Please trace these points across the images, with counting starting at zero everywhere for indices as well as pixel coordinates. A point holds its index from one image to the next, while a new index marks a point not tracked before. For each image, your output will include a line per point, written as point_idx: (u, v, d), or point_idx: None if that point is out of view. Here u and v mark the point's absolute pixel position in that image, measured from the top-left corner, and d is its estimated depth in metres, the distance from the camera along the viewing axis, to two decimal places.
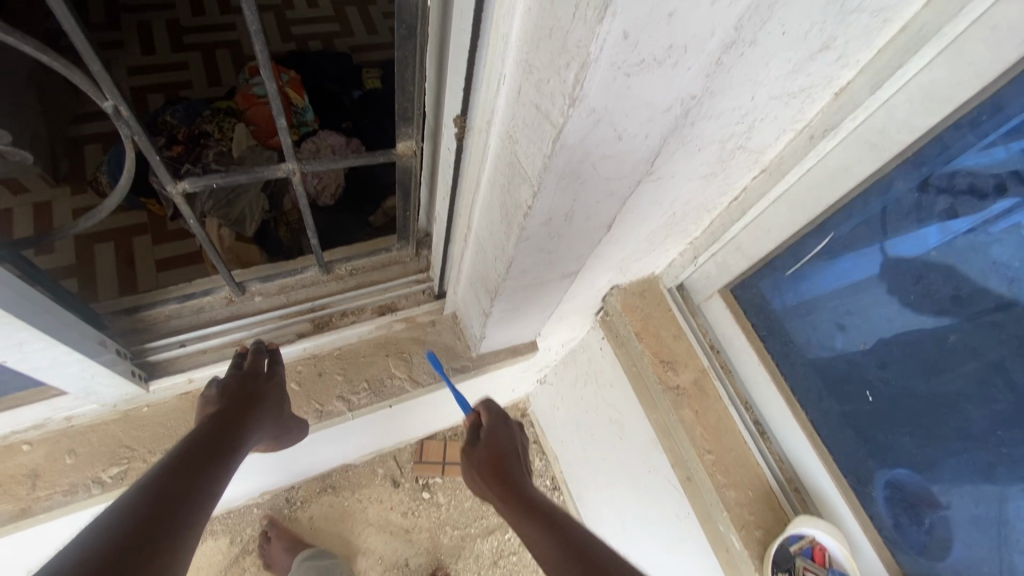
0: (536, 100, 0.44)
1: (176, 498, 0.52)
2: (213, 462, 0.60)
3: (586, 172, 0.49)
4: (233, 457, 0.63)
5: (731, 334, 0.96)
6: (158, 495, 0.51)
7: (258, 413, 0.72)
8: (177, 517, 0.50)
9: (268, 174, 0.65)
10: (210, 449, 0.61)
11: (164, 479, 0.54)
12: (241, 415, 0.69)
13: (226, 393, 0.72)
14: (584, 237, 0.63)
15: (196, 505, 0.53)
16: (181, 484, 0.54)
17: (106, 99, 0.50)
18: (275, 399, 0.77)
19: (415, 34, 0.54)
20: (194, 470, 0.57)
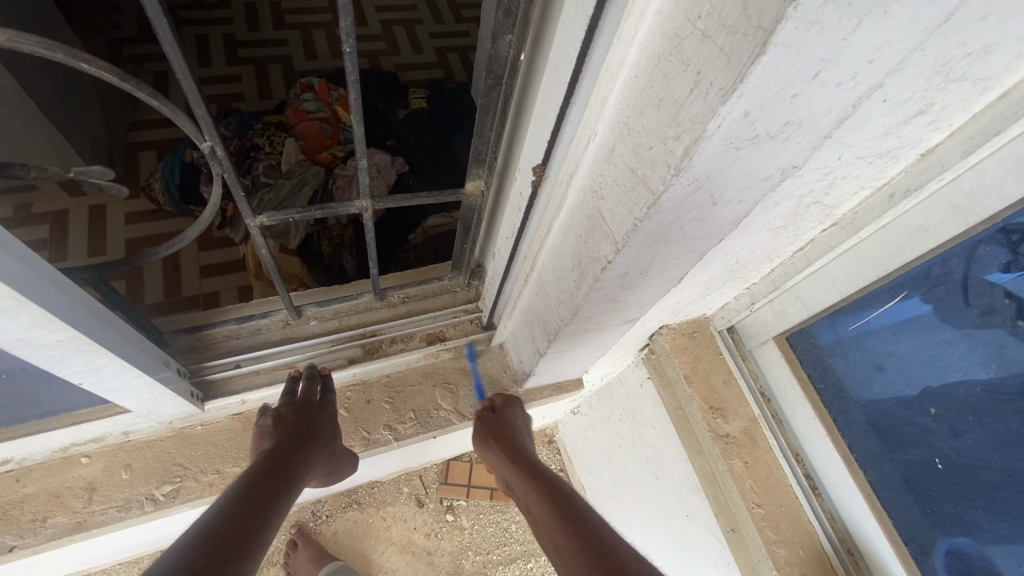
0: (632, 163, 0.44)
1: (239, 541, 0.53)
2: (270, 502, 0.60)
3: (673, 233, 0.48)
4: (288, 495, 0.64)
5: (786, 384, 0.94)
6: (221, 536, 0.52)
7: (313, 450, 0.73)
8: (239, 562, 0.51)
9: (342, 210, 0.66)
10: (267, 488, 0.62)
11: (226, 519, 0.55)
12: (296, 450, 0.70)
13: (283, 427, 0.74)
14: (654, 288, 0.62)
15: (251, 550, 0.53)
16: (242, 526, 0.55)
17: (205, 139, 0.52)
18: (328, 434, 0.78)
19: (501, 85, 0.55)
20: (252, 510, 0.58)
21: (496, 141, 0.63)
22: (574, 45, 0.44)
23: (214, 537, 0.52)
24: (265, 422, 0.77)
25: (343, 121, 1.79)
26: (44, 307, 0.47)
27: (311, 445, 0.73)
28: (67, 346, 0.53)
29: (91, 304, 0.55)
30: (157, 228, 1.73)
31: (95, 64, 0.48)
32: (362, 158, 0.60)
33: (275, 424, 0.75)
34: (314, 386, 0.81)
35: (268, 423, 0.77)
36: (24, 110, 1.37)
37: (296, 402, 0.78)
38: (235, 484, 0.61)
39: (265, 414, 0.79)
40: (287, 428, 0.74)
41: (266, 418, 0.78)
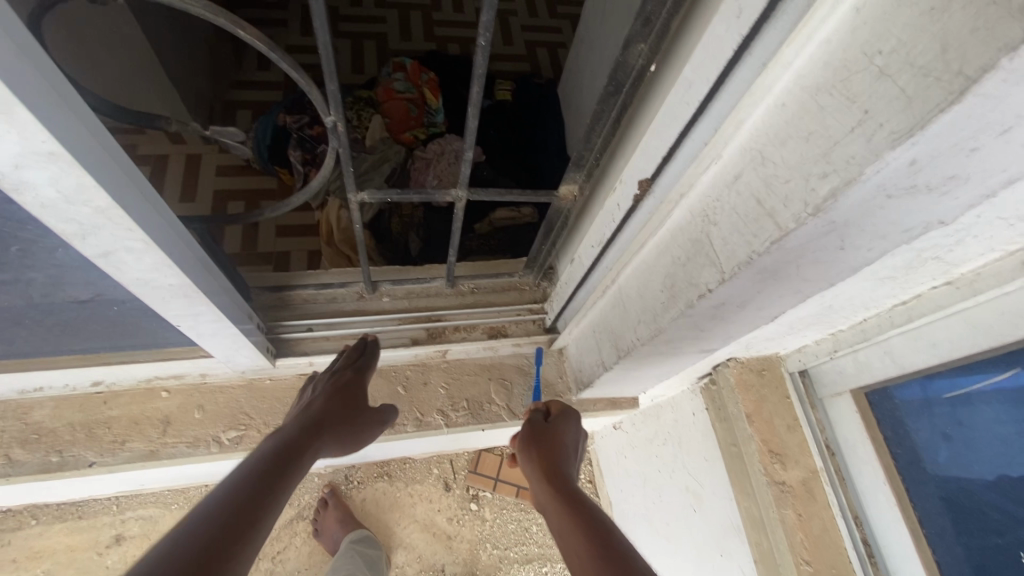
0: (759, 193, 0.42)
1: (247, 519, 0.48)
2: (296, 465, 0.58)
3: (786, 271, 0.46)
4: (311, 459, 0.61)
5: (856, 440, 0.89)
6: (234, 512, 0.48)
7: (351, 424, 0.71)
8: (246, 545, 0.46)
9: (437, 197, 0.66)
10: (298, 452, 0.60)
11: (241, 492, 0.50)
12: (332, 420, 0.68)
13: (329, 394, 0.72)
14: (743, 322, 0.59)
15: (264, 527, 0.49)
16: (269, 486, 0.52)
17: (329, 114, 0.52)
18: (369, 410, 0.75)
19: (621, 93, 0.54)
20: (279, 470, 0.55)
21: (601, 148, 0.62)
22: (716, 64, 0.42)
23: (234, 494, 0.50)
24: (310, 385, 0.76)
25: (429, 103, 1.82)
26: (167, 253, 0.50)
27: (351, 419, 0.71)
28: (176, 291, 0.56)
29: (199, 254, 0.58)
30: (246, 184, 1.83)
31: (250, 32, 0.53)
32: (469, 150, 0.60)
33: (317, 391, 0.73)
34: (367, 363, 0.78)
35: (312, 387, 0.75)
36: (148, 63, 1.48)
37: (347, 372, 0.76)
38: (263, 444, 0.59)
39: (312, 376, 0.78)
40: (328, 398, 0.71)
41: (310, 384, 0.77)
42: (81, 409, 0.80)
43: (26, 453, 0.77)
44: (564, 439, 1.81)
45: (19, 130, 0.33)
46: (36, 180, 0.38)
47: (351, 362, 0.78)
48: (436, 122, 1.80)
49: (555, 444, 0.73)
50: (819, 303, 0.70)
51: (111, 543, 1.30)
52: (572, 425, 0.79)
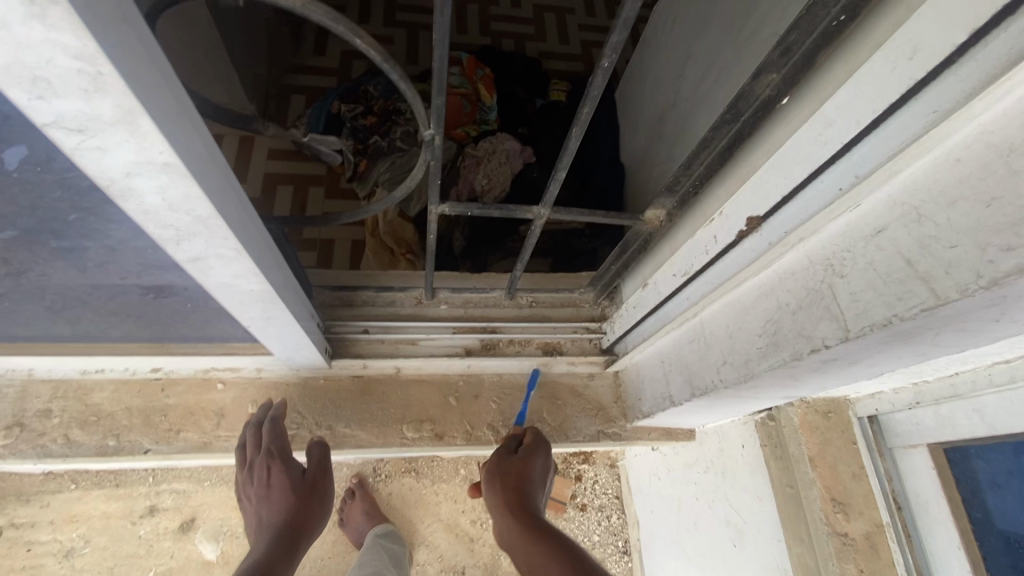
0: (909, 253, 0.37)
1: None
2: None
3: (922, 337, 0.41)
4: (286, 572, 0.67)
5: (929, 498, 0.83)
6: None
7: (310, 510, 0.76)
8: None
9: (519, 214, 0.64)
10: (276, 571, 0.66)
11: None
12: (292, 523, 0.74)
13: (278, 495, 0.74)
14: (844, 377, 0.54)
15: None
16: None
17: (428, 127, 0.50)
18: (318, 478, 0.77)
19: (738, 122, 0.50)
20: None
21: (701, 176, 0.58)
22: (871, 105, 0.39)
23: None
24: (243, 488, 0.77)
25: (484, 100, 1.79)
26: (254, 262, 0.48)
27: (304, 508, 0.75)
28: (254, 296, 0.55)
29: (277, 258, 0.57)
30: (297, 169, 1.84)
31: (367, 42, 0.49)
32: (563, 169, 0.57)
33: (258, 492, 0.75)
34: (277, 427, 0.75)
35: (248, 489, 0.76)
36: (214, 41, 1.48)
37: (262, 454, 0.73)
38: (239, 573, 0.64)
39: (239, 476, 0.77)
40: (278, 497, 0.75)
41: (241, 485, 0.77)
42: (140, 394, 0.80)
43: (84, 434, 0.78)
44: (594, 451, 1.79)
45: (138, 140, 0.31)
46: (144, 189, 0.36)
47: (259, 441, 0.75)
48: (488, 120, 1.77)
49: (526, 481, 0.73)
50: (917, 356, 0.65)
51: (144, 514, 1.33)
52: (541, 456, 0.77)
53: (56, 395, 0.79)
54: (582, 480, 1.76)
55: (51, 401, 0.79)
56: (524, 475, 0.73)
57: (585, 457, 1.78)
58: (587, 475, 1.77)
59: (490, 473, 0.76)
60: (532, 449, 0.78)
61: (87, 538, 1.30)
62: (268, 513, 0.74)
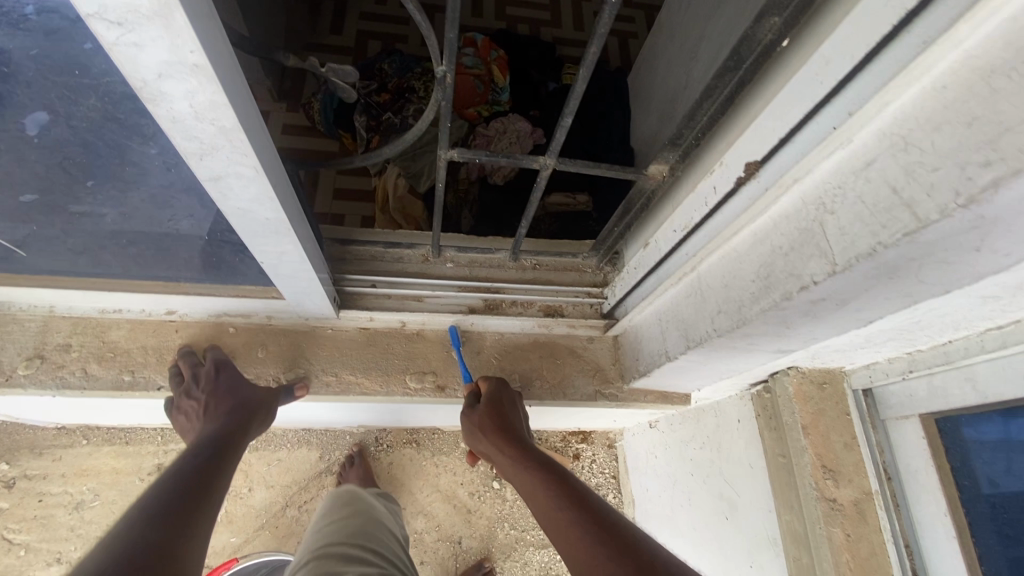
0: (895, 182, 0.39)
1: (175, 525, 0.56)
2: (211, 482, 0.66)
3: (907, 271, 0.43)
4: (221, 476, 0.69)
5: (918, 467, 0.85)
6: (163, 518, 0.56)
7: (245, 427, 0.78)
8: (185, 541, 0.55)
9: (526, 163, 0.66)
10: (210, 471, 0.68)
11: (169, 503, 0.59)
12: (229, 433, 0.75)
13: (217, 409, 0.77)
14: (834, 324, 0.56)
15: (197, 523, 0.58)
16: (189, 502, 0.61)
17: (441, 63, 0.52)
18: (262, 405, 0.80)
19: (741, 69, 0.52)
20: (199, 490, 0.63)
21: (705, 129, 0.60)
22: (866, 40, 0.40)
23: (169, 505, 0.58)
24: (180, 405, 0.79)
25: (496, 81, 1.80)
26: (271, 185, 0.51)
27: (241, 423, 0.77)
28: (269, 226, 0.58)
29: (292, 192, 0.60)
30: (310, 143, 1.87)
31: None
32: (569, 116, 0.59)
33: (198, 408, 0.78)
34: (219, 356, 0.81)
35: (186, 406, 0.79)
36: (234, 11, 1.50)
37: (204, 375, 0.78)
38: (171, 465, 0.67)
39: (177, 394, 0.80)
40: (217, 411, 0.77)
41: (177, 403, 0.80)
42: (155, 334, 0.84)
43: (101, 369, 0.81)
44: (593, 431, 1.80)
45: (172, 37, 0.34)
46: (174, 93, 0.38)
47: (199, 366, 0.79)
48: (500, 100, 1.78)
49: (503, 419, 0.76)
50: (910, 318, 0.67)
51: (152, 471, 1.37)
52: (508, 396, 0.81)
53: (75, 331, 0.82)
54: (580, 459, 1.78)
55: (69, 338, 0.82)
56: (498, 420, 0.75)
57: (584, 437, 1.80)
58: (585, 454, 1.79)
59: (468, 424, 0.78)
60: (494, 395, 0.80)
61: (97, 492, 1.34)
62: (207, 427, 0.76)
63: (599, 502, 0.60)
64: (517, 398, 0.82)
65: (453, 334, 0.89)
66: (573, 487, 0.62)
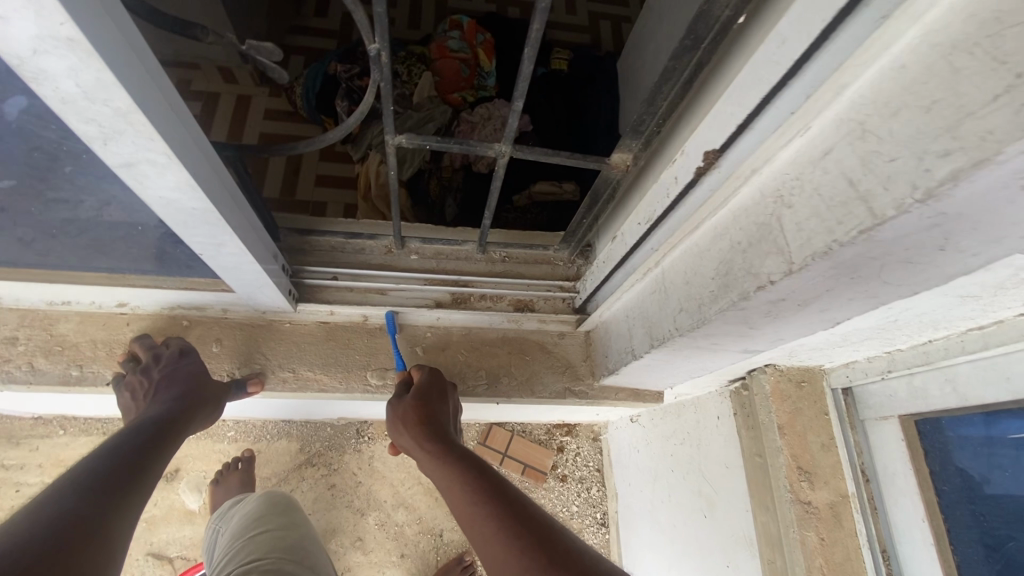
0: (852, 173, 0.36)
1: (115, 491, 0.56)
2: (145, 463, 0.63)
3: (867, 270, 0.40)
4: (162, 462, 0.67)
5: (897, 469, 0.82)
6: (100, 482, 0.56)
7: (194, 414, 0.76)
8: (122, 509, 0.54)
9: (479, 150, 0.62)
10: (145, 452, 0.65)
11: (110, 470, 0.58)
12: (172, 418, 0.72)
13: (165, 391, 0.74)
14: (799, 324, 0.53)
15: (132, 494, 0.58)
16: (132, 472, 0.60)
17: (374, 41, 0.48)
18: (214, 395, 0.78)
19: (699, 48, 0.47)
20: (131, 469, 0.61)
21: (666, 115, 0.56)
22: (823, 15, 0.36)
23: (111, 471, 0.58)
24: (129, 382, 0.77)
25: (482, 65, 1.74)
26: (191, 172, 0.47)
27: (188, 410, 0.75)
28: (199, 216, 0.54)
29: (225, 180, 0.56)
30: (291, 129, 1.82)
31: None
32: (519, 100, 0.56)
33: (148, 388, 0.75)
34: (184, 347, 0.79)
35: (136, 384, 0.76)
36: None
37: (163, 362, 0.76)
38: (117, 436, 0.66)
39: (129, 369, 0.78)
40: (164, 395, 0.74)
41: (127, 379, 0.78)
42: (106, 327, 0.81)
43: (48, 363, 0.78)
44: (578, 424, 1.78)
45: (36, 7, 0.30)
46: (55, 71, 0.35)
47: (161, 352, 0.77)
48: (485, 85, 1.72)
49: (428, 410, 0.71)
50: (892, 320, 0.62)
51: None
52: (438, 386, 0.77)
53: (23, 323, 0.79)
54: (564, 452, 1.76)
55: (16, 330, 0.78)
56: (422, 410, 0.71)
57: (569, 430, 1.78)
58: (569, 447, 1.76)
59: (392, 415, 0.74)
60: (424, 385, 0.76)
61: None
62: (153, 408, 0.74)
63: (515, 494, 0.58)
64: (450, 390, 0.78)
65: (389, 321, 0.84)
66: (498, 484, 0.59)
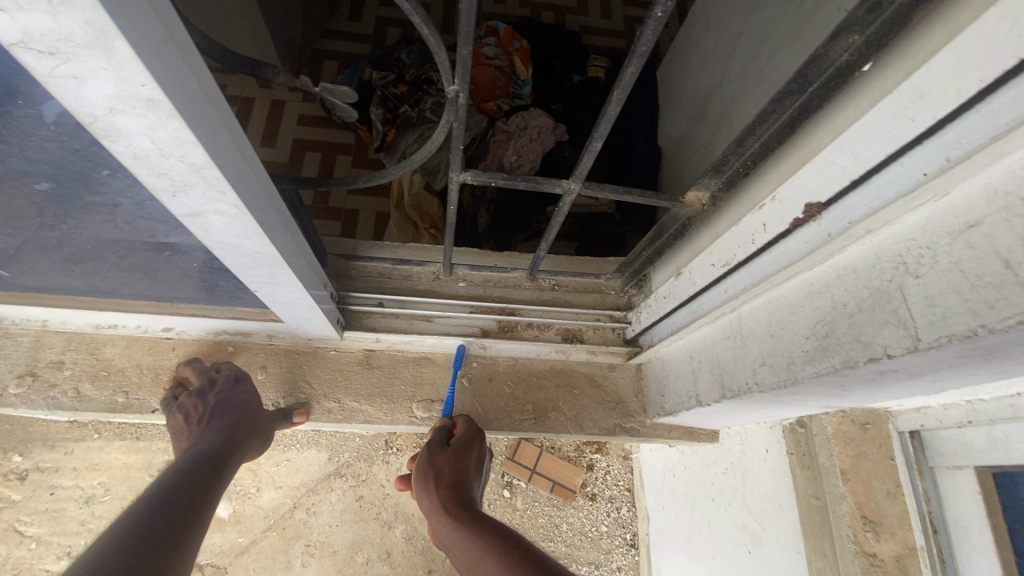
0: (1009, 254, 0.31)
1: (176, 527, 0.54)
2: (201, 500, 0.61)
3: (1006, 353, 0.35)
4: (220, 490, 0.67)
5: (970, 525, 0.67)
6: (162, 519, 0.54)
7: (246, 441, 0.76)
8: (184, 543, 0.53)
9: (547, 187, 0.59)
10: (201, 488, 0.63)
11: (167, 505, 0.57)
12: (229, 451, 0.72)
13: (219, 420, 0.74)
14: (897, 390, 0.48)
15: (194, 527, 0.56)
16: (189, 505, 0.59)
17: (452, 83, 0.46)
18: (264, 423, 0.78)
19: (804, 92, 0.45)
20: (187, 508, 0.58)
21: (753, 156, 0.53)
22: (980, 73, 0.32)
23: (166, 507, 0.57)
24: (180, 404, 0.75)
25: (518, 73, 1.70)
26: (257, 219, 0.45)
27: (239, 436, 0.75)
28: (260, 259, 0.52)
29: (285, 218, 0.53)
30: (325, 135, 1.81)
31: None
32: (598, 140, 0.53)
33: (201, 413, 0.75)
34: (232, 369, 0.77)
35: (188, 408, 0.74)
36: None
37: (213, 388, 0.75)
38: (169, 470, 0.65)
39: (180, 393, 0.77)
40: (219, 423, 0.75)
41: (177, 401, 0.76)
42: (151, 352, 0.79)
43: (93, 388, 0.77)
44: (607, 442, 1.74)
45: (115, 69, 0.27)
46: (131, 129, 0.32)
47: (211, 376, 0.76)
48: (522, 94, 1.68)
49: (464, 474, 0.66)
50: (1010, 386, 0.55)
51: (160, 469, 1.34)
52: (477, 449, 0.72)
53: (69, 347, 0.78)
54: (593, 470, 1.72)
55: (63, 353, 0.78)
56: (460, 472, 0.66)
57: (599, 447, 1.74)
58: (599, 465, 1.73)
59: (420, 467, 0.68)
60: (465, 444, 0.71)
61: (107, 487, 1.32)
62: (206, 437, 0.74)
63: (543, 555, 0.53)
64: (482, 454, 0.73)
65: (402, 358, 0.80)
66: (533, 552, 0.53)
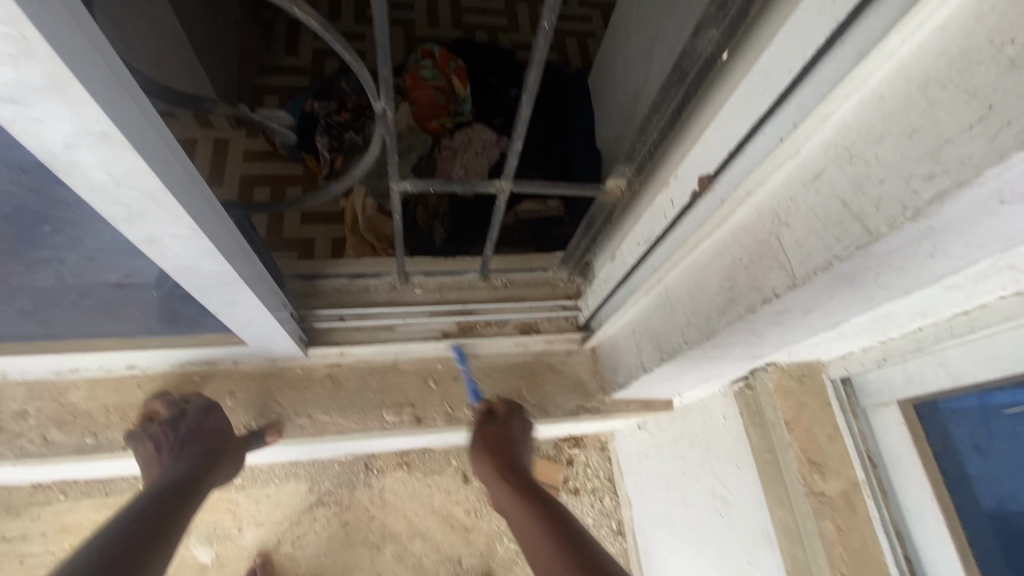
0: (845, 194, 0.39)
1: (140, 553, 0.55)
2: (168, 525, 0.62)
3: (864, 279, 0.43)
4: (190, 515, 0.67)
5: (901, 453, 0.73)
6: (125, 544, 0.55)
7: (219, 466, 0.76)
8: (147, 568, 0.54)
9: (481, 188, 0.64)
10: (165, 515, 0.63)
11: (130, 533, 0.57)
12: (200, 476, 0.72)
13: (189, 449, 0.74)
14: (801, 328, 0.55)
15: (158, 552, 0.57)
16: (154, 531, 0.59)
17: (380, 100, 0.51)
18: (235, 448, 0.78)
19: (684, 81, 0.54)
20: (152, 534, 0.59)
21: (655, 140, 0.61)
22: (802, 52, 0.40)
23: (131, 533, 0.57)
24: (151, 436, 0.76)
25: (457, 91, 1.74)
26: (211, 241, 0.49)
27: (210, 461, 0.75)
28: (218, 279, 0.56)
29: (240, 241, 0.57)
30: (272, 168, 1.82)
31: (304, 8, 0.46)
32: (518, 141, 0.59)
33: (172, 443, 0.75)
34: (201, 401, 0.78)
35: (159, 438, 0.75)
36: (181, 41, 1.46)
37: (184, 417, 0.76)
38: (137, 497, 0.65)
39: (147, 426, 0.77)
40: (191, 451, 0.75)
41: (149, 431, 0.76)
42: (116, 392, 0.80)
43: (61, 434, 0.77)
44: (584, 435, 1.80)
45: (72, 110, 0.31)
46: (88, 163, 0.36)
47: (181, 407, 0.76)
48: (462, 110, 1.72)
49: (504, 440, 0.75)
50: (903, 317, 0.62)
51: None
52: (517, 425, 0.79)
53: (30, 397, 0.78)
54: (574, 465, 1.76)
55: (26, 403, 0.78)
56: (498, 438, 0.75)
57: (576, 442, 1.79)
58: (579, 459, 1.78)
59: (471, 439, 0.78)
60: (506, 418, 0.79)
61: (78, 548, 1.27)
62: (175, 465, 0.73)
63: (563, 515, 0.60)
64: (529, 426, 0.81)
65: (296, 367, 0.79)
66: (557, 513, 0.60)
